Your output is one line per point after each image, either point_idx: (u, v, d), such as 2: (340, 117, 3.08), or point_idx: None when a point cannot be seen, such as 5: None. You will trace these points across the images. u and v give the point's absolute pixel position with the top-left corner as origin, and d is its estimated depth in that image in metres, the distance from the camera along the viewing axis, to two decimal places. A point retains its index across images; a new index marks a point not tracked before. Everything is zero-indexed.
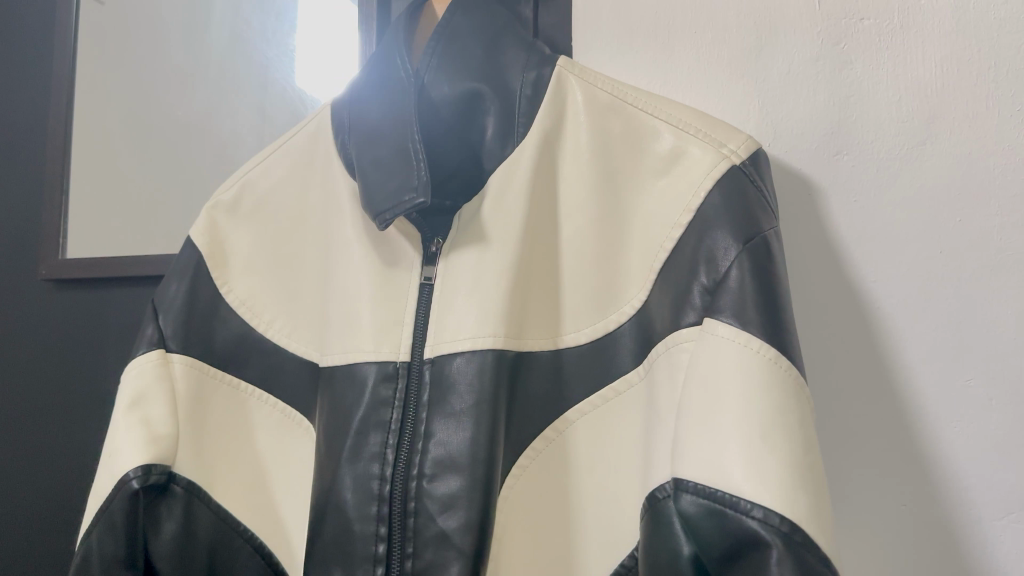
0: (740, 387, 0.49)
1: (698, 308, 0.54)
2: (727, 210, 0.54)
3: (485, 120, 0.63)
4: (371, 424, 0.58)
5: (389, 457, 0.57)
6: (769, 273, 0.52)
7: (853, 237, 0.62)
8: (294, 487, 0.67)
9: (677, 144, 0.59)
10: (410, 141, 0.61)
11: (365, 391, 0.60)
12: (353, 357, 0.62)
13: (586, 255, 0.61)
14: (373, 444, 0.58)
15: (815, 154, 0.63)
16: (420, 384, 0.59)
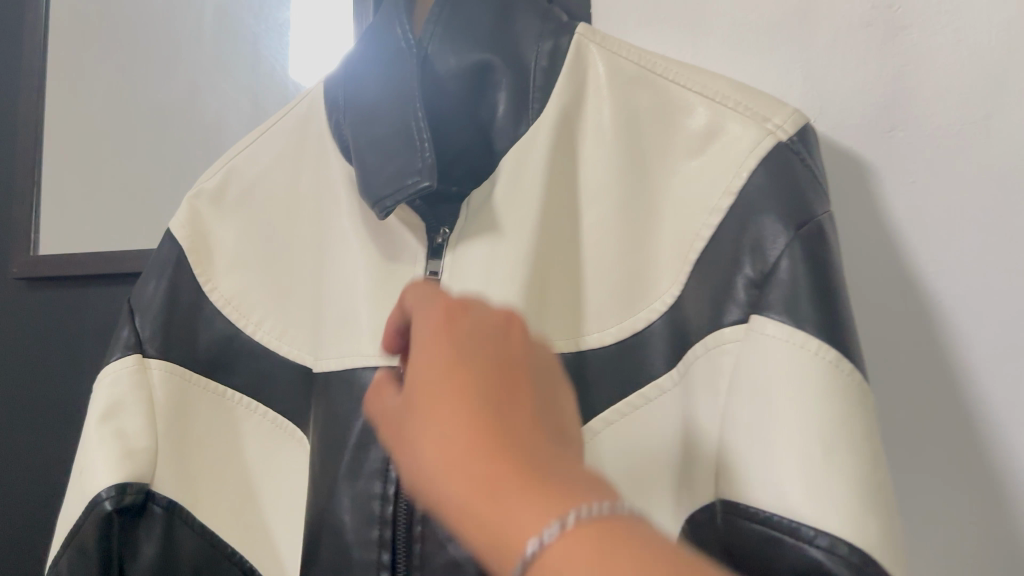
0: (797, 394, 0.43)
1: (743, 303, 0.47)
2: (775, 192, 0.48)
3: (496, 95, 0.57)
4: (371, 437, 0.51)
5: (392, 475, 0.50)
6: (826, 264, 0.46)
7: (911, 222, 0.56)
8: (286, 506, 0.60)
9: (714, 119, 0.52)
10: (413, 118, 0.54)
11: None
12: (351, 361, 0.55)
13: (614, 241, 0.54)
14: (374, 460, 0.51)
15: (866, 131, 0.57)
16: None
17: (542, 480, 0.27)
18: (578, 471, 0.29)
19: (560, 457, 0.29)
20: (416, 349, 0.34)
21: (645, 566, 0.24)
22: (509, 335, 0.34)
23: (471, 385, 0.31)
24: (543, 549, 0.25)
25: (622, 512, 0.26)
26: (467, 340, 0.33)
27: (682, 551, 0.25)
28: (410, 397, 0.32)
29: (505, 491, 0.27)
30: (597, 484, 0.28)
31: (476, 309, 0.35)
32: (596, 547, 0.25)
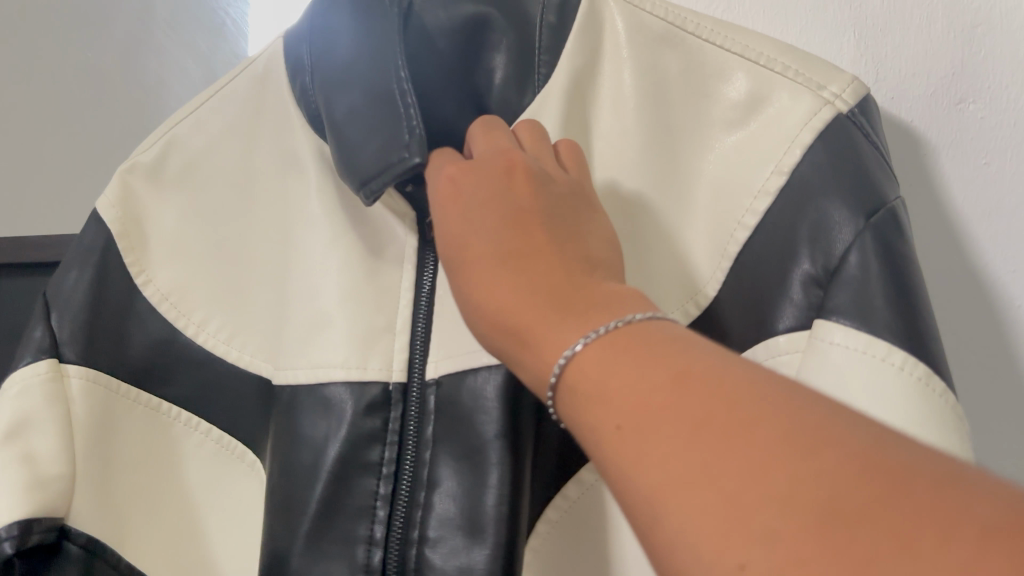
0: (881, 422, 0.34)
1: (802, 306, 0.39)
2: (836, 173, 0.40)
3: (495, 58, 0.48)
4: (353, 467, 0.43)
5: (382, 514, 0.42)
6: (903, 256, 0.38)
7: (978, 207, 0.50)
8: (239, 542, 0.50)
9: (759, 85, 0.43)
10: (394, 76, 0.44)
11: (343, 421, 0.43)
12: (322, 375, 0.45)
13: (636, 230, 0.46)
14: (360, 494, 0.42)
15: (932, 102, 0.50)
16: (422, 413, 0.43)
17: (558, 310, 0.30)
18: (598, 291, 0.31)
19: (582, 282, 0.32)
20: (438, 221, 0.38)
21: (657, 360, 0.25)
22: (517, 181, 0.37)
23: (488, 240, 0.35)
24: (570, 362, 0.28)
25: (638, 317, 0.28)
26: (474, 202, 0.36)
27: (689, 338, 0.27)
28: (447, 260, 0.37)
29: (529, 326, 0.31)
30: (614, 297, 0.31)
31: (481, 165, 0.38)
32: (614, 350, 0.27)
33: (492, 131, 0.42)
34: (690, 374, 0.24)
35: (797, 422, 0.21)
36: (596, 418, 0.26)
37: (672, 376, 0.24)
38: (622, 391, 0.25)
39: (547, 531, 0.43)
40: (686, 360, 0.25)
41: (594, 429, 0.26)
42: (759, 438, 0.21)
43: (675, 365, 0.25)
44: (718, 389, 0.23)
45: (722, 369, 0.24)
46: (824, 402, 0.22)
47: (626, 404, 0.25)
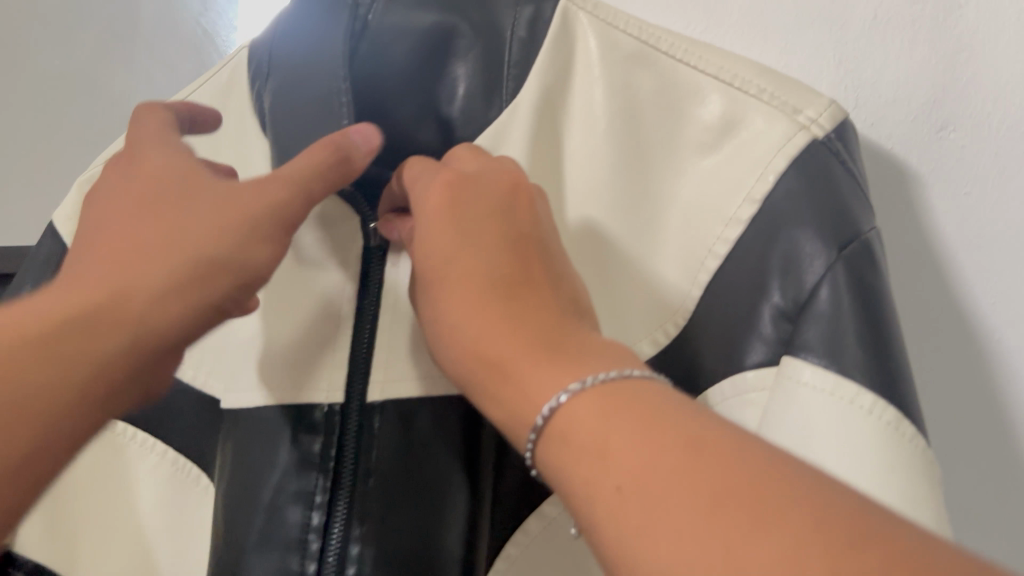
0: (847, 466, 0.33)
1: (771, 340, 0.38)
2: (812, 201, 0.38)
3: (456, 69, 0.45)
4: (286, 495, 0.39)
5: (314, 548, 0.38)
6: (875, 292, 0.36)
7: (965, 240, 0.49)
8: (182, 559, 0.47)
9: (733, 106, 0.42)
10: (330, 85, 0.42)
11: (280, 446, 0.40)
12: (260, 400, 0.42)
13: (604, 254, 0.44)
14: (289, 526, 0.38)
15: (914, 129, 0.50)
16: (362, 438, 0.40)
17: (547, 351, 0.31)
18: (584, 337, 0.32)
19: (568, 327, 0.33)
20: (421, 226, 0.36)
21: (663, 418, 0.26)
22: (517, 210, 0.36)
23: (480, 262, 0.34)
24: (561, 406, 0.29)
25: (635, 373, 0.29)
26: (467, 221, 0.35)
27: (685, 400, 0.28)
28: (421, 275, 0.36)
29: (507, 359, 0.32)
30: (604, 347, 0.31)
31: (478, 179, 0.36)
32: (612, 403, 0.28)
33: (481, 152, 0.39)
34: (702, 441, 0.25)
35: (813, 500, 0.22)
36: (591, 469, 0.26)
37: (682, 439, 0.25)
38: (622, 447, 0.26)
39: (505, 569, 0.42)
40: (695, 429, 0.25)
41: (586, 481, 0.26)
42: (789, 520, 0.21)
43: (681, 434, 0.25)
44: (735, 460, 0.24)
45: (733, 443, 0.24)
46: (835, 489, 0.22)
47: (628, 462, 0.25)
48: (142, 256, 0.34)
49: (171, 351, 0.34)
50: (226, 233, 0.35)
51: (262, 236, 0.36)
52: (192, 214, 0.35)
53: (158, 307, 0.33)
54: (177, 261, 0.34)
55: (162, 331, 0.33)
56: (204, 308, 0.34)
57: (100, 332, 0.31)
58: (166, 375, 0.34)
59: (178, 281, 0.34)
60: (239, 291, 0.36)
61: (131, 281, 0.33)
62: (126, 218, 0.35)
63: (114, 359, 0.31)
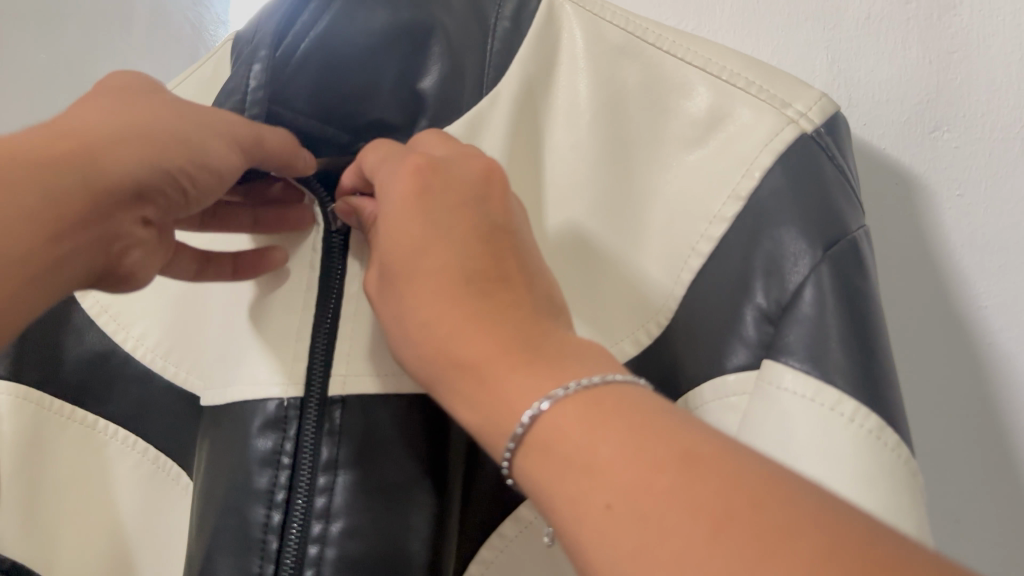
0: (823, 472, 0.31)
1: (753, 343, 0.36)
2: (794, 199, 0.37)
3: (432, 55, 0.43)
4: (247, 492, 0.38)
5: (273, 548, 0.37)
6: (862, 293, 0.35)
7: (964, 242, 0.48)
8: (162, 558, 0.47)
9: (720, 99, 0.41)
10: (243, 82, 0.40)
11: (247, 442, 0.39)
12: (235, 394, 0.41)
13: (585, 246, 0.42)
14: (251, 525, 0.38)
15: (907, 128, 0.48)
16: (321, 435, 0.39)
17: (524, 351, 0.30)
18: (566, 338, 0.31)
19: (541, 329, 0.31)
20: (386, 215, 0.34)
21: (654, 427, 0.25)
22: (489, 198, 0.34)
23: (454, 255, 0.33)
24: (543, 413, 0.27)
25: (617, 377, 0.28)
26: (439, 215, 0.34)
27: (671, 406, 0.27)
28: (386, 271, 0.34)
29: (479, 363, 0.30)
30: (587, 350, 0.30)
31: (449, 167, 0.34)
32: (597, 409, 0.27)
33: (448, 138, 0.38)
34: (696, 454, 0.23)
35: (809, 518, 0.21)
36: (575, 485, 0.25)
37: (675, 453, 0.24)
38: (609, 461, 0.25)
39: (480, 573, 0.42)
40: (682, 441, 0.24)
41: (572, 499, 0.25)
42: (777, 548, 0.20)
43: (675, 443, 0.24)
44: (731, 476, 0.22)
45: (726, 455, 0.23)
46: (819, 507, 0.21)
47: (615, 479, 0.24)
48: (104, 116, 0.35)
49: (123, 204, 0.34)
50: (189, 120, 0.36)
51: (225, 125, 0.37)
52: (160, 104, 0.37)
53: (109, 159, 0.33)
54: (136, 128, 0.35)
55: (112, 180, 0.34)
56: (161, 170, 0.35)
57: (47, 166, 0.32)
58: (119, 228, 0.35)
59: (138, 139, 0.34)
60: (197, 170, 0.36)
61: (89, 132, 0.34)
62: (98, 96, 0.36)
63: (60, 192, 0.32)
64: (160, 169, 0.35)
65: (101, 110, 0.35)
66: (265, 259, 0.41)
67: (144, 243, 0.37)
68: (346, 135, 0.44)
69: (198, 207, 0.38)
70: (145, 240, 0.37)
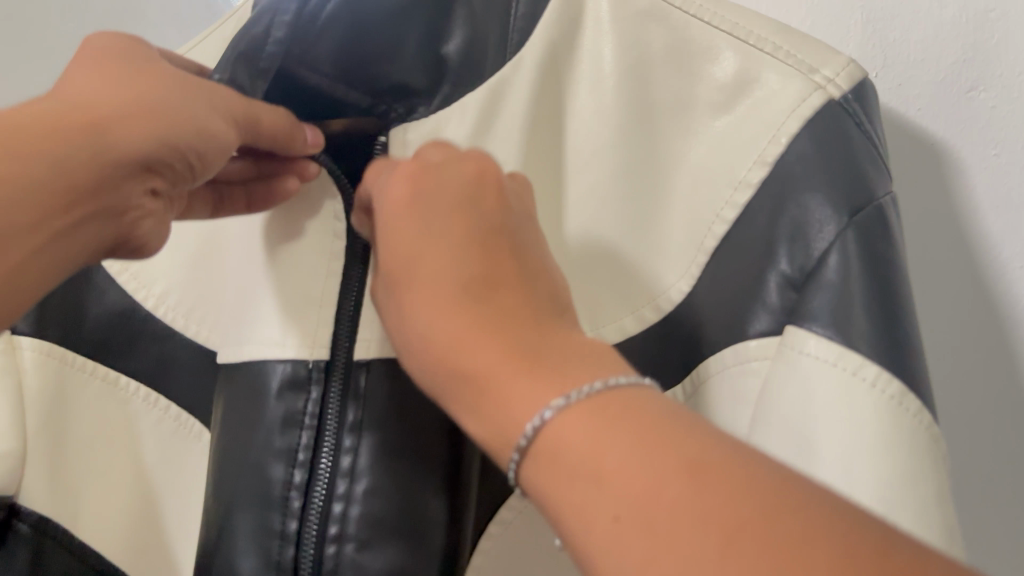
0: (831, 469, 0.31)
1: (776, 309, 0.36)
2: (821, 166, 0.37)
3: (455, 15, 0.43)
4: (270, 451, 0.39)
5: (296, 505, 0.38)
6: (889, 261, 0.35)
7: (996, 204, 0.48)
8: (186, 511, 0.48)
9: (747, 65, 0.40)
10: (264, 34, 0.39)
11: (267, 404, 0.40)
12: (250, 353, 0.42)
13: (601, 249, 0.42)
14: (273, 483, 0.39)
15: (942, 88, 0.47)
16: (346, 398, 0.39)
17: (523, 355, 0.29)
18: (570, 343, 0.30)
19: (543, 329, 0.30)
20: (385, 223, 0.35)
21: (665, 435, 0.24)
22: (483, 201, 0.34)
23: (449, 264, 0.32)
24: (545, 423, 0.27)
25: (619, 381, 0.27)
26: (432, 219, 0.34)
27: (684, 411, 0.26)
28: (387, 279, 0.34)
29: (480, 373, 0.29)
30: (594, 355, 0.29)
31: (442, 168, 0.35)
32: (603, 417, 0.26)
33: (445, 139, 0.38)
34: (704, 465, 0.23)
35: (823, 523, 0.21)
36: (583, 495, 0.25)
37: (685, 464, 0.23)
38: (617, 473, 0.24)
39: (499, 533, 0.43)
40: (690, 452, 0.24)
41: (579, 509, 0.24)
42: (788, 554, 0.20)
43: (683, 454, 0.23)
44: (742, 485, 0.22)
45: (737, 460, 0.23)
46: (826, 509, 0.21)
47: (625, 489, 0.23)
48: (113, 88, 0.34)
49: (130, 179, 0.35)
50: (195, 93, 0.36)
51: (228, 103, 0.37)
52: (165, 73, 0.36)
53: (118, 133, 0.33)
54: (144, 101, 0.34)
55: (119, 155, 0.33)
56: (169, 147, 0.35)
57: (56, 140, 0.32)
58: (125, 201, 0.35)
59: (148, 114, 0.34)
60: (202, 147, 0.36)
61: (99, 105, 0.33)
62: (100, 62, 0.35)
63: (69, 168, 0.32)
64: (168, 144, 0.35)
65: (109, 79, 0.34)
66: (275, 191, 0.42)
67: (155, 212, 0.37)
68: (369, 100, 0.44)
69: (203, 178, 0.38)
70: (155, 210, 0.37)
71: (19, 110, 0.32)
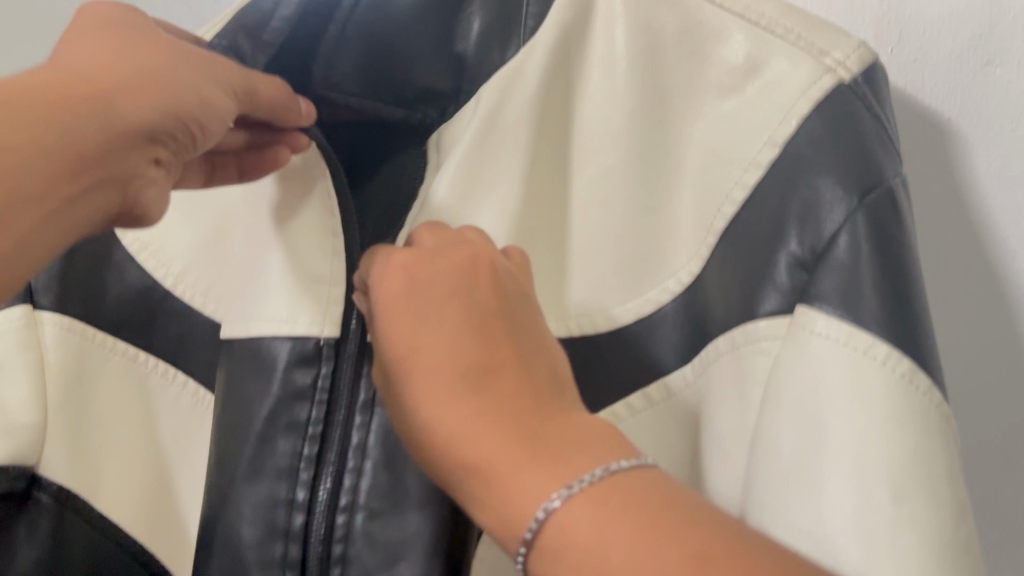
0: (844, 510, 0.31)
1: (786, 290, 0.37)
2: (831, 148, 0.37)
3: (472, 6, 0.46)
4: (280, 425, 0.41)
5: (306, 476, 0.41)
6: (899, 242, 0.35)
7: (1006, 181, 0.48)
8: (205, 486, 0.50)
9: (756, 47, 0.40)
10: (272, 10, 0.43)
11: (272, 379, 0.42)
12: (261, 329, 0.43)
13: (612, 248, 0.43)
14: (281, 456, 0.41)
15: (956, 64, 0.47)
16: (357, 377, 0.42)
17: (528, 445, 0.29)
18: (570, 425, 0.30)
19: (547, 412, 0.30)
20: (382, 313, 0.35)
21: (668, 526, 0.26)
22: (476, 285, 0.34)
23: (446, 351, 0.32)
24: (552, 514, 0.27)
25: (620, 464, 0.28)
26: (427, 306, 0.34)
27: (683, 492, 0.28)
28: (387, 366, 0.34)
29: (487, 465, 0.29)
30: (595, 434, 0.30)
31: (436, 256, 0.35)
32: (606, 505, 0.27)
33: (437, 227, 0.38)
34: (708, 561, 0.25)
35: None
36: None
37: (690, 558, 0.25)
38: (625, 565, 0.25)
39: None
40: (694, 543, 0.25)
41: None
42: None
43: (690, 545, 0.25)
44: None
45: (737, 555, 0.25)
46: None
47: None
48: (115, 57, 0.35)
49: (137, 149, 0.35)
50: (194, 65, 0.37)
51: (222, 74, 0.38)
52: (165, 43, 0.37)
53: (124, 102, 0.34)
54: (145, 70, 0.35)
55: (129, 122, 0.34)
56: (171, 117, 0.36)
57: (68, 109, 0.32)
58: (131, 170, 0.35)
59: (151, 84, 0.35)
60: (202, 115, 0.37)
61: (104, 75, 0.34)
62: (96, 29, 0.36)
63: (81, 133, 0.32)
64: (172, 114, 0.36)
65: (110, 48, 0.35)
66: (268, 159, 0.43)
67: (157, 181, 0.38)
68: (401, 111, 0.48)
69: (200, 150, 0.39)
70: (157, 179, 0.38)
71: (27, 77, 0.32)
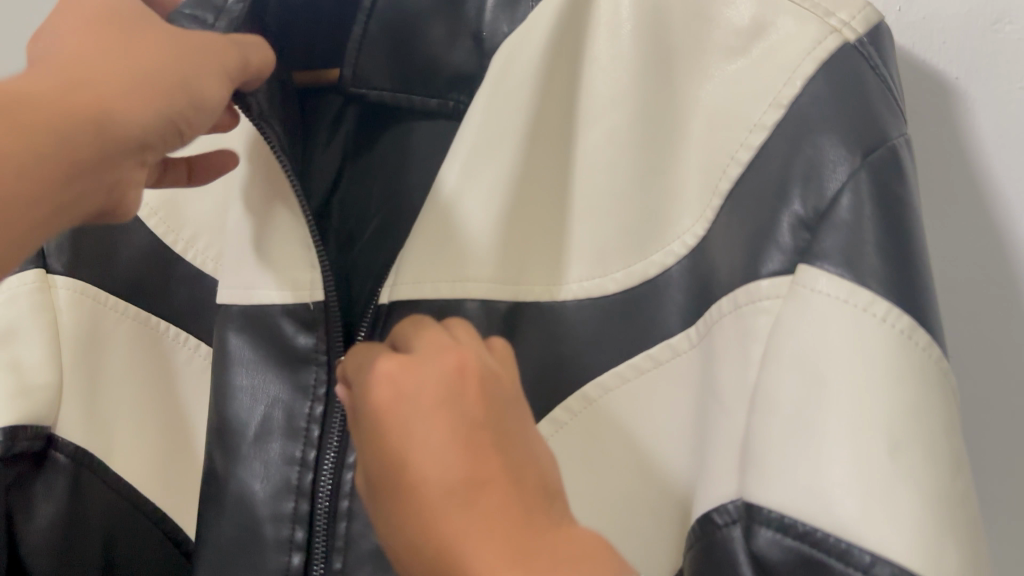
0: (842, 465, 0.31)
1: (789, 249, 0.37)
2: (836, 108, 0.37)
3: None
4: (290, 387, 0.43)
5: (315, 435, 0.42)
6: (901, 202, 0.36)
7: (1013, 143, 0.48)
8: None
9: (763, 8, 0.40)
10: None
11: (279, 345, 0.43)
12: (263, 297, 0.43)
13: (618, 210, 0.43)
14: (290, 416, 0.42)
15: (965, 23, 0.47)
16: None
17: (520, 557, 0.27)
18: (564, 539, 0.28)
19: (541, 527, 0.28)
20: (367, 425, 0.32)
21: None
22: (464, 395, 0.31)
23: (430, 471, 0.29)
24: None
25: None
26: (412, 419, 0.31)
27: None
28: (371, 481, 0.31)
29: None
30: (589, 550, 0.28)
31: (421, 364, 0.32)
32: None
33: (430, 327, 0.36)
34: None
35: None
36: None
37: None
38: None
39: None
40: None
41: None
42: None
43: None
44: None
45: None
46: None
47: None
48: (111, 59, 0.34)
49: (130, 156, 0.35)
50: (188, 56, 0.37)
51: (217, 63, 0.38)
52: (156, 37, 0.36)
53: (123, 109, 0.34)
54: (144, 71, 0.35)
55: (126, 130, 0.34)
56: (169, 120, 0.35)
57: (69, 117, 0.31)
58: (123, 175, 0.35)
59: (150, 84, 0.35)
60: (196, 111, 0.37)
61: (103, 79, 0.33)
62: (90, 26, 0.35)
63: (80, 145, 0.31)
64: (169, 115, 0.35)
65: (108, 49, 0.34)
66: (216, 161, 0.44)
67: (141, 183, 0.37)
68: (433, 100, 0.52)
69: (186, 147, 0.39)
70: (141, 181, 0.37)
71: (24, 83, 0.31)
